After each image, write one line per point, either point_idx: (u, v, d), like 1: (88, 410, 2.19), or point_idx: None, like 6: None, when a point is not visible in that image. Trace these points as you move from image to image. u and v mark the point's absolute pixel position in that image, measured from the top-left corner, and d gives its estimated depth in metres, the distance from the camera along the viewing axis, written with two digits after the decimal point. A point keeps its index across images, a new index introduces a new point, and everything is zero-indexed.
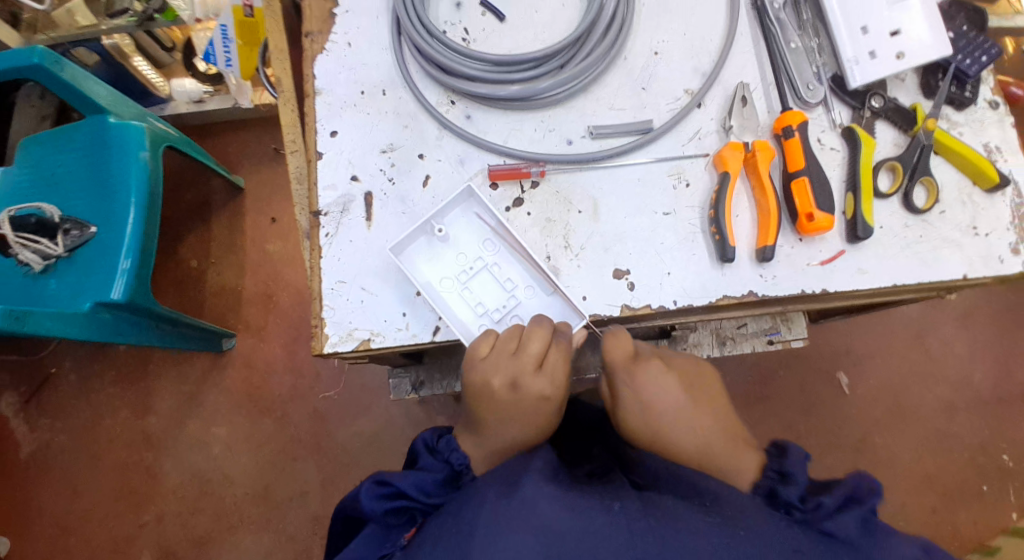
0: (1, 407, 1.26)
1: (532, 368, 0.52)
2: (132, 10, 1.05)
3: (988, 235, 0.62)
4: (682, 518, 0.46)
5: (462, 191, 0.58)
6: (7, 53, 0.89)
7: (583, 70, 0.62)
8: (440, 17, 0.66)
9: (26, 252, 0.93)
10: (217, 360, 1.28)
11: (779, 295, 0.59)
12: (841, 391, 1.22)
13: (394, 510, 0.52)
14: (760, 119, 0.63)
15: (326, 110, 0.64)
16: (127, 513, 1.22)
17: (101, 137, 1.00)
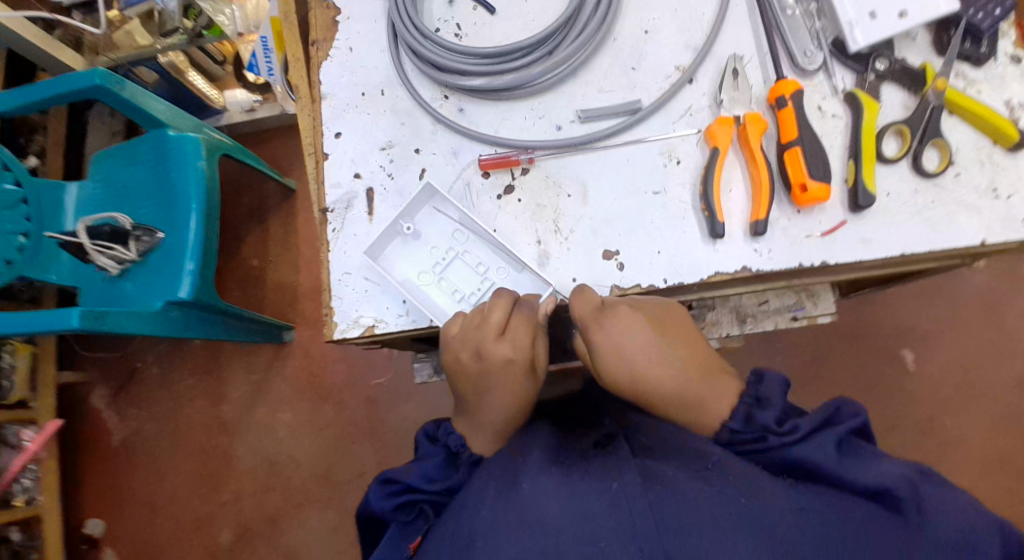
0: (94, 398, 1.41)
1: (494, 335, 0.54)
2: (181, 28, 1.13)
3: (1009, 198, 0.58)
4: (682, 491, 0.46)
5: (424, 188, 0.62)
6: (75, 77, 0.98)
7: (571, 54, 0.63)
8: (434, 15, 0.68)
9: (103, 258, 1.02)
10: (279, 351, 1.39)
11: (775, 268, 0.57)
12: (903, 372, 1.15)
13: (404, 502, 0.56)
14: (754, 90, 0.61)
15: (331, 113, 0.68)
16: (208, 492, 1.35)
17: (163, 149, 1.09)
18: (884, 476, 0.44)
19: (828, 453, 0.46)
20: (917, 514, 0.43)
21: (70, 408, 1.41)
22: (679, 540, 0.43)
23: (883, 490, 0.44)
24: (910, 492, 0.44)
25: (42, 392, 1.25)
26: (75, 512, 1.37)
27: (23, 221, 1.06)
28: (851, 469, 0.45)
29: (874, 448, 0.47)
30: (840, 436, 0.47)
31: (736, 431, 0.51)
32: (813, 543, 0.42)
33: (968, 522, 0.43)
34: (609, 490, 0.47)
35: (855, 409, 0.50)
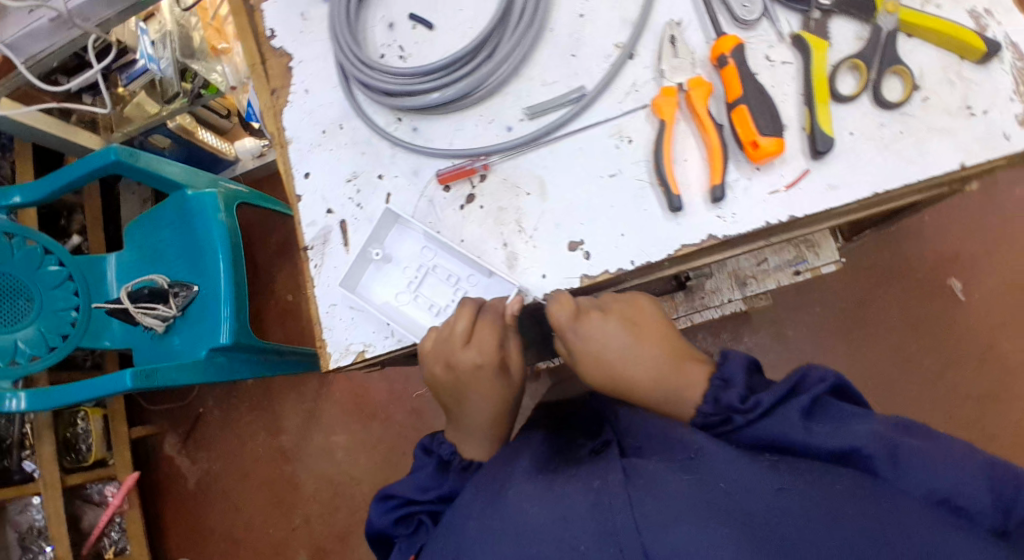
0: (167, 446, 1.49)
1: (460, 343, 0.59)
2: (182, 92, 1.20)
3: (985, 114, 0.55)
4: (659, 483, 0.48)
5: (384, 215, 0.65)
6: (91, 157, 1.00)
7: (509, 53, 0.63)
8: (377, 42, 0.69)
9: (148, 319, 1.03)
10: (324, 378, 1.46)
11: (742, 231, 0.56)
12: (956, 298, 1.19)
13: (405, 514, 0.63)
14: (696, 53, 0.60)
15: (297, 155, 0.70)
16: (280, 518, 1.41)
17: (184, 208, 1.09)
18: (853, 437, 0.48)
19: (794, 423, 0.50)
20: (891, 470, 0.47)
21: (144, 459, 1.49)
22: (657, 535, 0.45)
23: (856, 451, 0.48)
24: (882, 450, 0.47)
25: (117, 448, 1.31)
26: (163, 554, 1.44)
27: (73, 296, 1.05)
28: (818, 435, 0.49)
29: (841, 409, 0.51)
30: (805, 405, 0.51)
31: (707, 412, 0.55)
32: (794, 518, 0.44)
33: (943, 470, 0.46)
34: (592, 489, 0.50)
35: (821, 374, 0.54)
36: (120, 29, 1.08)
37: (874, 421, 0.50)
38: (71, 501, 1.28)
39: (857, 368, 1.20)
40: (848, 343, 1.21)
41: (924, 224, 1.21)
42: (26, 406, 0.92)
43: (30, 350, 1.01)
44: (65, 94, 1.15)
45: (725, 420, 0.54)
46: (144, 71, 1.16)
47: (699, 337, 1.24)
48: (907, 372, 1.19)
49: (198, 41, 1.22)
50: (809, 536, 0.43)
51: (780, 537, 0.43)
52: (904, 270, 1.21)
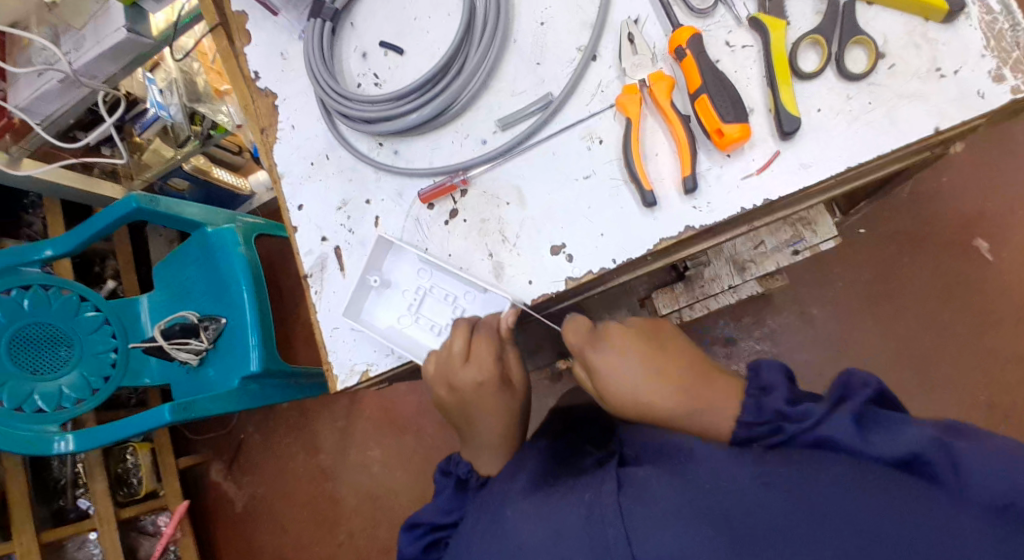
0: (214, 473, 1.53)
1: (460, 361, 0.61)
2: (193, 135, 1.23)
3: (956, 74, 0.54)
4: (650, 491, 0.50)
5: (376, 244, 0.67)
6: (114, 206, 1.01)
7: (475, 68, 0.64)
8: (353, 72, 0.72)
9: (182, 353, 1.06)
10: (354, 396, 1.49)
11: (717, 219, 0.56)
12: (982, 258, 1.15)
13: (431, 542, 0.64)
14: (656, 49, 0.61)
15: (290, 188, 0.72)
16: (326, 535, 1.45)
17: (207, 246, 1.10)
18: (912, 443, 0.44)
19: (848, 432, 0.45)
20: (954, 477, 0.43)
21: (194, 487, 1.53)
22: (644, 543, 0.47)
23: (915, 458, 0.44)
24: (944, 458, 0.43)
25: (166, 479, 1.35)
26: None
27: (110, 338, 1.08)
28: (875, 443, 0.45)
29: (891, 417, 0.47)
30: (858, 410, 0.47)
31: (750, 422, 0.51)
32: (772, 514, 0.44)
33: (1011, 473, 0.41)
34: (583, 501, 0.52)
35: (865, 378, 0.50)
36: (128, 81, 1.13)
37: (924, 423, 0.46)
38: (127, 534, 1.34)
39: (886, 338, 1.17)
40: (873, 314, 1.18)
41: (942, 185, 1.18)
42: (73, 447, 0.97)
43: (74, 394, 1.06)
44: (84, 148, 1.20)
45: (772, 432, 0.49)
46: (155, 119, 1.18)
47: (718, 323, 1.22)
48: (937, 338, 1.16)
49: (203, 84, 1.27)
50: (790, 532, 0.43)
51: (761, 534, 0.44)
52: (926, 235, 1.17)
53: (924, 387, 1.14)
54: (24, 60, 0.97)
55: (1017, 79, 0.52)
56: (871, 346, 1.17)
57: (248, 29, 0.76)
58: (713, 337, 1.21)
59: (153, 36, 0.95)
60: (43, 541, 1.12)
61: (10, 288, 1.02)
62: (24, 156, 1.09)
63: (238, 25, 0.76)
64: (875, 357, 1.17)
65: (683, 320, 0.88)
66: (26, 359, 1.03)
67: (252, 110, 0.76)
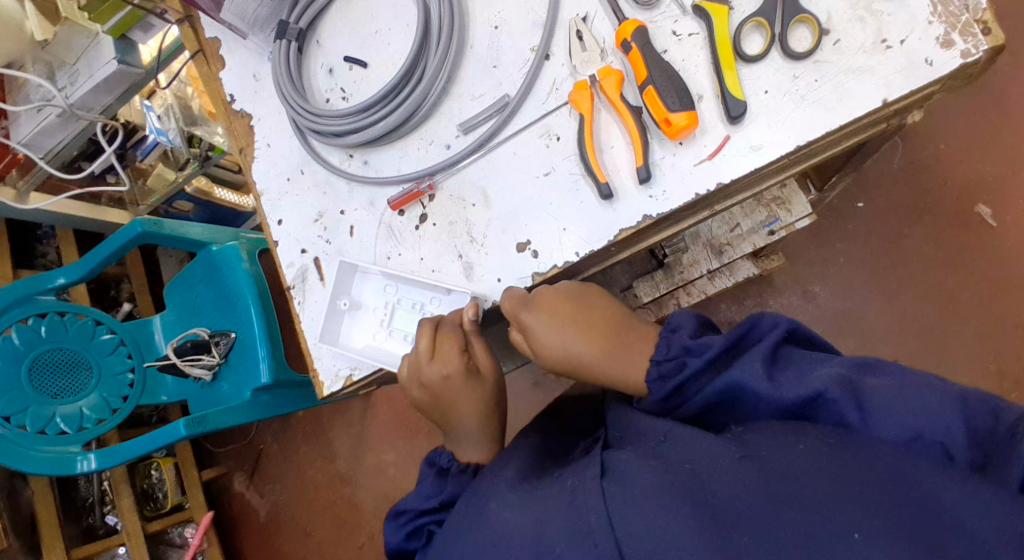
0: (236, 484, 1.56)
1: (426, 360, 0.64)
2: (191, 157, 1.21)
3: (903, 43, 0.54)
4: (630, 473, 0.51)
5: (341, 267, 0.69)
6: (120, 232, 1.03)
7: (433, 74, 0.66)
8: (321, 88, 0.74)
9: (195, 369, 1.07)
10: (367, 402, 1.51)
11: (673, 207, 0.58)
12: (985, 225, 1.13)
13: (414, 528, 0.67)
14: (604, 44, 0.62)
15: (270, 204, 0.73)
16: (347, 538, 1.47)
17: (211, 263, 1.10)
18: (817, 382, 0.48)
19: (760, 376, 0.50)
20: (857, 413, 0.46)
21: (218, 499, 1.56)
22: (627, 526, 0.47)
23: (818, 396, 0.47)
24: (846, 393, 0.46)
25: (190, 491, 1.39)
26: None
27: (126, 358, 1.10)
28: (782, 385, 0.49)
29: (799, 360, 0.51)
30: (766, 351, 0.51)
31: (662, 361, 0.57)
32: (745, 492, 0.45)
33: (914, 408, 0.44)
34: (567, 488, 0.53)
35: (774, 321, 0.55)
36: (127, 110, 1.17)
37: (834, 364, 0.50)
38: (155, 547, 1.37)
39: (895, 312, 1.15)
40: (880, 288, 1.16)
41: (942, 153, 1.15)
42: (95, 466, 0.99)
43: (95, 414, 1.06)
44: (89, 178, 1.20)
45: (681, 368, 0.56)
46: (155, 145, 1.17)
47: (721, 308, 1.21)
48: (947, 307, 1.13)
49: (198, 108, 1.23)
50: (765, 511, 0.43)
51: (736, 510, 0.44)
52: (929, 204, 1.15)
53: (937, 357, 1.12)
54: (23, 99, 0.99)
55: (966, 43, 0.52)
56: (881, 320, 1.15)
57: (221, 54, 0.77)
58: (717, 321, 1.20)
59: (142, 66, 0.98)
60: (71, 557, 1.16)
61: (27, 316, 1.04)
62: (31, 191, 1.12)
63: (213, 50, 0.78)
64: (886, 329, 1.14)
65: (681, 307, 0.96)
66: (45, 384, 1.04)
67: (230, 131, 0.77)
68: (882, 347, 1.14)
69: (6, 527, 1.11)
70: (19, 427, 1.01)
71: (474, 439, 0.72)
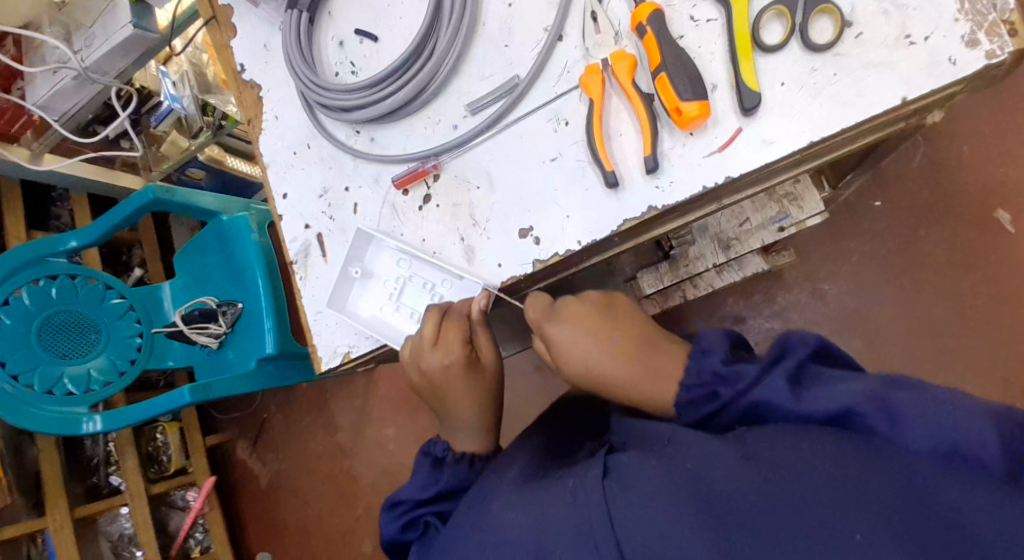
0: (239, 451, 1.58)
1: (428, 345, 0.64)
2: (205, 125, 1.21)
3: (927, 40, 0.52)
4: (633, 475, 0.50)
5: (357, 235, 0.68)
6: (133, 197, 1.04)
7: (443, 51, 0.64)
8: (330, 61, 0.73)
9: (202, 337, 1.07)
10: (370, 375, 1.52)
11: (679, 199, 0.57)
12: (1004, 230, 1.10)
13: (410, 519, 0.67)
14: (619, 27, 0.61)
15: (275, 177, 0.73)
16: (345, 510, 1.49)
17: (220, 232, 1.10)
18: (844, 397, 0.45)
19: (783, 391, 0.47)
20: (888, 428, 0.43)
21: (220, 465, 1.59)
22: (630, 530, 0.47)
23: (847, 412, 0.44)
24: (875, 408, 0.43)
25: (194, 457, 1.41)
26: (245, 548, 1.53)
27: (135, 324, 1.11)
28: (808, 401, 0.46)
29: (828, 375, 0.48)
30: (791, 369, 0.48)
31: (691, 385, 0.54)
32: (747, 493, 0.44)
33: (948, 420, 0.41)
34: (568, 489, 0.53)
35: (805, 336, 0.51)
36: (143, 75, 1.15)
37: (865, 377, 0.46)
38: (158, 508, 1.39)
39: (908, 313, 1.13)
40: (893, 287, 1.14)
41: (965, 155, 1.12)
42: (101, 427, 1.01)
43: (103, 377, 1.07)
44: (104, 142, 1.20)
45: (710, 393, 0.53)
46: (168, 112, 1.14)
47: (728, 302, 1.19)
48: (962, 311, 1.11)
49: (212, 76, 1.21)
50: (766, 516, 0.43)
51: (739, 513, 0.44)
52: (949, 205, 1.12)
53: (948, 360, 1.10)
54: (39, 60, 0.98)
55: (992, 43, 0.50)
56: (893, 320, 1.13)
57: (233, 20, 0.76)
58: (722, 316, 1.19)
59: (159, 31, 0.97)
60: (75, 517, 1.19)
61: (38, 277, 1.04)
62: (45, 152, 1.13)
63: (224, 16, 0.76)
64: (898, 329, 1.13)
65: (687, 299, 0.97)
66: (56, 345, 1.05)
67: (239, 102, 0.76)
68: (891, 349, 1.12)
69: (11, 483, 1.15)
70: (26, 386, 1.02)
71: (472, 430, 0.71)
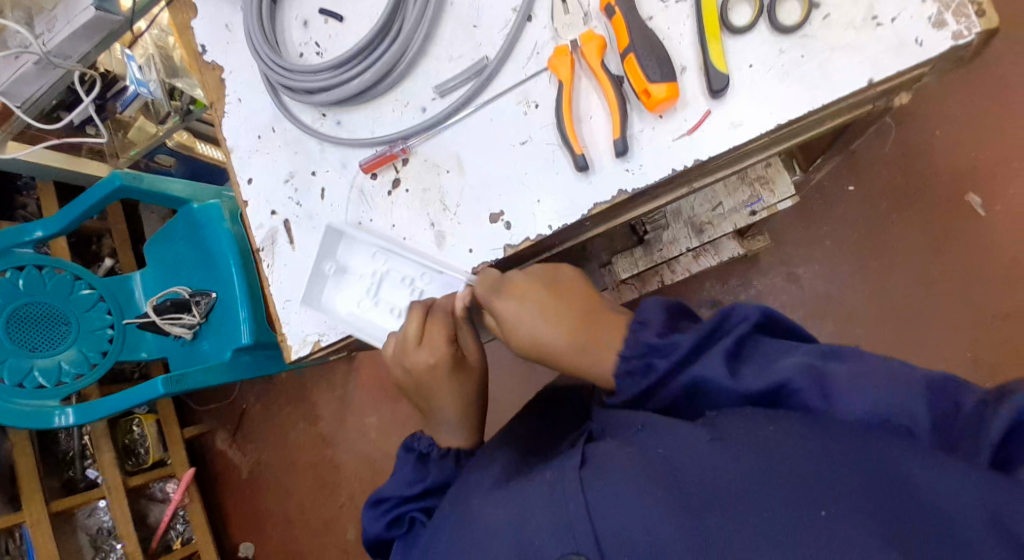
0: (218, 442, 1.56)
1: (413, 344, 0.63)
2: (172, 110, 1.16)
3: (894, 22, 0.51)
4: (608, 471, 0.48)
5: (328, 231, 0.67)
6: (98, 186, 1.01)
7: (409, 32, 0.63)
8: (295, 41, 0.71)
9: (176, 328, 1.05)
10: (351, 364, 1.51)
11: (649, 183, 0.56)
12: (975, 213, 1.12)
13: (396, 515, 0.63)
14: (587, 7, 0.60)
15: (239, 162, 0.71)
16: (328, 499, 1.48)
17: (190, 218, 1.08)
18: (782, 374, 0.47)
19: (721, 368, 0.49)
20: (822, 401, 0.46)
21: (200, 458, 1.57)
22: (607, 521, 0.45)
23: (782, 386, 0.47)
24: (810, 382, 0.46)
25: (172, 449, 1.39)
26: (227, 539, 1.52)
27: (106, 315, 1.07)
28: (745, 376, 0.49)
29: (762, 350, 0.50)
30: (730, 347, 0.50)
31: (629, 357, 0.55)
32: (721, 473, 0.44)
33: (879, 391, 0.44)
34: (547, 481, 0.51)
35: (745, 313, 0.53)
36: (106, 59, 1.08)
37: (798, 352, 0.49)
38: (136, 501, 1.37)
39: (882, 295, 1.14)
40: (866, 269, 1.15)
41: (935, 138, 1.13)
42: (74, 420, 0.98)
43: (74, 369, 1.04)
44: (69, 128, 1.16)
45: (647, 367, 0.54)
46: (134, 96, 1.12)
47: (705, 286, 1.20)
48: (934, 292, 1.12)
49: (179, 59, 1.18)
50: (738, 493, 0.42)
51: (709, 493, 0.43)
52: (921, 188, 1.14)
53: (920, 342, 1.12)
54: (2, 45, 0.95)
55: (959, 24, 0.50)
56: (868, 302, 1.14)
57: (193, 0, 0.73)
58: (701, 300, 1.20)
59: (122, 12, 0.92)
60: (53, 511, 1.16)
61: (4, 269, 1.01)
62: (9, 140, 1.07)
63: None
64: (871, 312, 1.14)
65: (664, 283, 0.98)
66: (25, 336, 1.02)
67: (202, 84, 0.74)
68: (863, 330, 1.14)
69: None
70: None
71: (450, 424, 0.69)
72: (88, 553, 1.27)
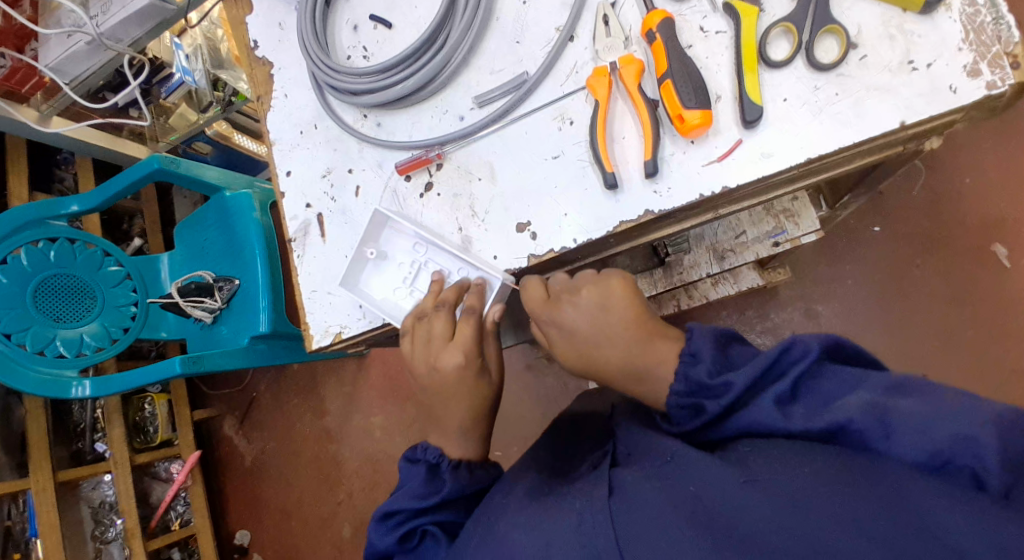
0: (225, 428, 1.59)
1: (444, 341, 0.64)
2: (215, 101, 1.21)
3: (930, 67, 0.53)
4: (640, 503, 0.48)
5: (375, 216, 0.67)
6: (137, 167, 1.04)
7: (455, 43, 0.65)
8: (344, 44, 0.74)
9: (197, 311, 1.07)
10: (362, 361, 1.53)
11: (676, 206, 0.58)
12: (1001, 265, 1.11)
13: (407, 530, 0.60)
14: (628, 32, 0.62)
15: (280, 155, 0.73)
16: (327, 494, 1.49)
17: (223, 208, 1.11)
18: (844, 413, 0.45)
19: (769, 412, 0.48)
20: (883, 442, 0.44)
21: (206, 441, 1.59)
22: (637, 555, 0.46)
23: (843, 427, 0.45)
24: (870, 421, 0.44)
25: (180, 430, 1.41)
26: (224, 526, 1.53)
27: (131, 293, 1.11)
28: (795, 418, 0.47)
29: (822, 387, 0.48)
30: (784, 391, 0.48)
31: (680, 393, 0.54)
32: (754, 513, 0.44)
33: (942, 427, 0.42)
34: (577, 509, 0.51)
35: (806, 348, 0.50)
36: (156, 46, 1.11)
37: (860, 390, 0.46)
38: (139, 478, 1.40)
39: (898, 339, 1.13)
40: (884, 311, 1.15)
41: (965, 186, 1.13)
42: (90, 392, 1.00)
43: (95, 342, 1.06)
44: (112, 110, 1.19)
45: (699, 406, 0.53)
46: (180, 84, 1.15)
47: (721, 315, 1.20)
48: (952, 341, 1.11)
49: (226, 51, 1.22)
50: (779, 538, 0.42)
51: (741, 531, 0.43)
52: (945, 235, 1.14)
53: None
54: (55, 23, 0.98)
55: (994, 74, 0.51)
56: (882, 343, 1.14)
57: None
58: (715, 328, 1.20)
59: (176, 3, 0.97)
60: (58, 480, 1.18)
61: (38, 239, 1.03)
62: (53, 115, 1.12)
63: None
64: (885, 355, 1.13)
65: (681, 308, 0.98)
66: (52, 306, 1.03)
67: (251, 78, 0.77)
68: None
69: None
70: (19, 345, 0.99)
71: None
72: (88, 526, 1.29)
